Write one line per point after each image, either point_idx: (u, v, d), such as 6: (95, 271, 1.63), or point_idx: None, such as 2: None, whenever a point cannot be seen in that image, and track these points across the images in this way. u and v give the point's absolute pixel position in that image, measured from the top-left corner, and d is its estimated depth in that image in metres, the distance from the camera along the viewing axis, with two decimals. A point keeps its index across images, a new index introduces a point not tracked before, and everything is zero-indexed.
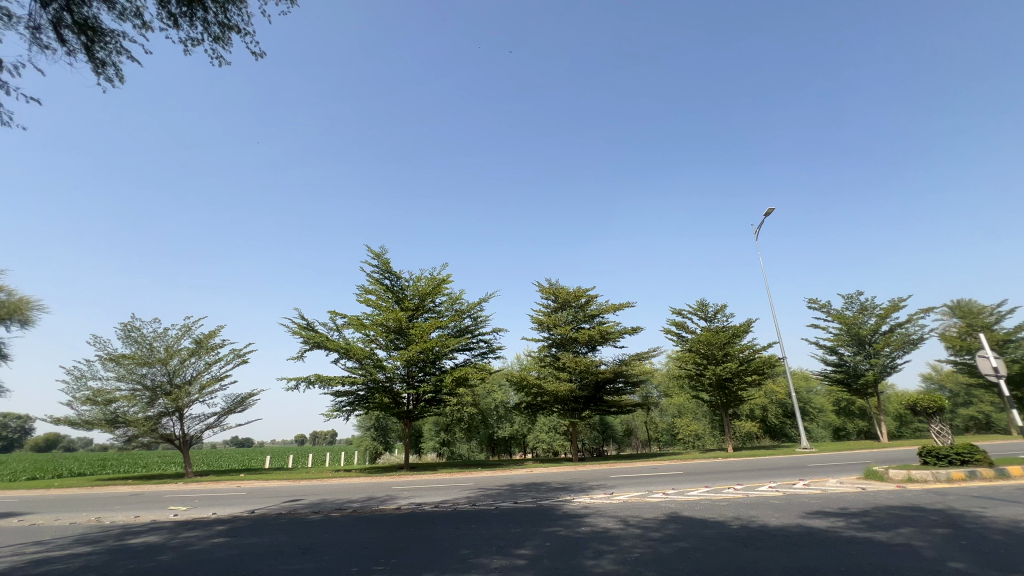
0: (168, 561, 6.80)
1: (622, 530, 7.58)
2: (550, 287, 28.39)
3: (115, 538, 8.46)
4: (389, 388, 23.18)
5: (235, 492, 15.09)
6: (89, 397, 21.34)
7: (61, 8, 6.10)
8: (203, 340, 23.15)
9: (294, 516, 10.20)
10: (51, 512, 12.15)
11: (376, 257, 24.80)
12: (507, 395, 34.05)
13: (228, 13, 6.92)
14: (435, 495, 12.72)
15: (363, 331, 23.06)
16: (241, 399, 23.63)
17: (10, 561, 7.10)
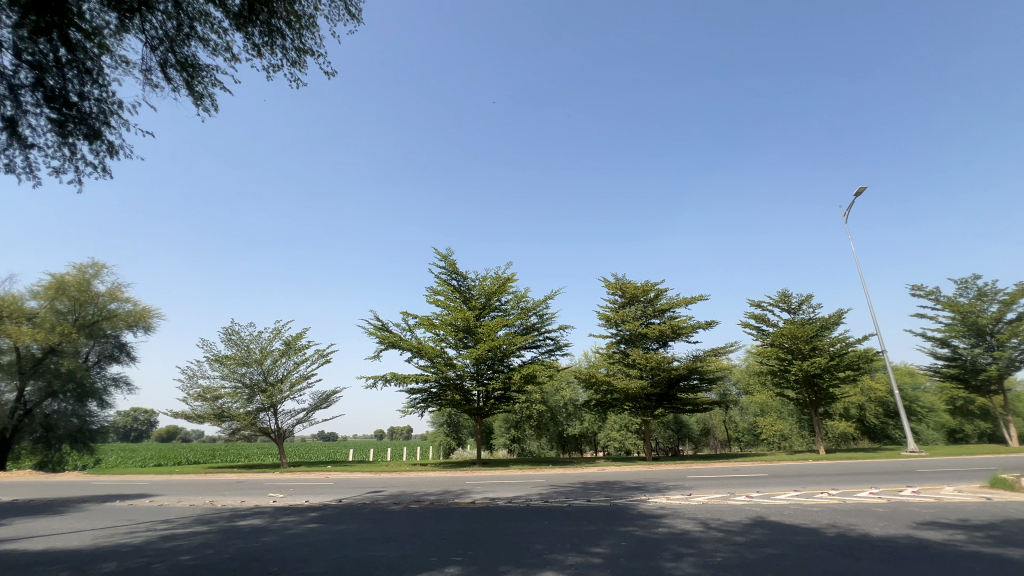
0: (270, 542, 7.50)
1: (702, 533, 7.27)
2: (617, 282, 27.73)
3: (226, 520, 9.46)
4: (460, 386, 23.82)
5: (324, 483, 16.29)
6: (200, 393, 23.94)
7: (165, 52, 6.91)
8: (291, 341, 25.15)
9: (377, 506, 10.80)
10: (174, 495, 13.81)
11: (444, 259, 25.62)
12: (576, 393, 33.78)
13: (303, 38, 7.46)
14: (507, 491, 12.90)
15: (434, 330, 23.91)
16: (326, 396, 25.39)
17: (146, 536, 8.19)
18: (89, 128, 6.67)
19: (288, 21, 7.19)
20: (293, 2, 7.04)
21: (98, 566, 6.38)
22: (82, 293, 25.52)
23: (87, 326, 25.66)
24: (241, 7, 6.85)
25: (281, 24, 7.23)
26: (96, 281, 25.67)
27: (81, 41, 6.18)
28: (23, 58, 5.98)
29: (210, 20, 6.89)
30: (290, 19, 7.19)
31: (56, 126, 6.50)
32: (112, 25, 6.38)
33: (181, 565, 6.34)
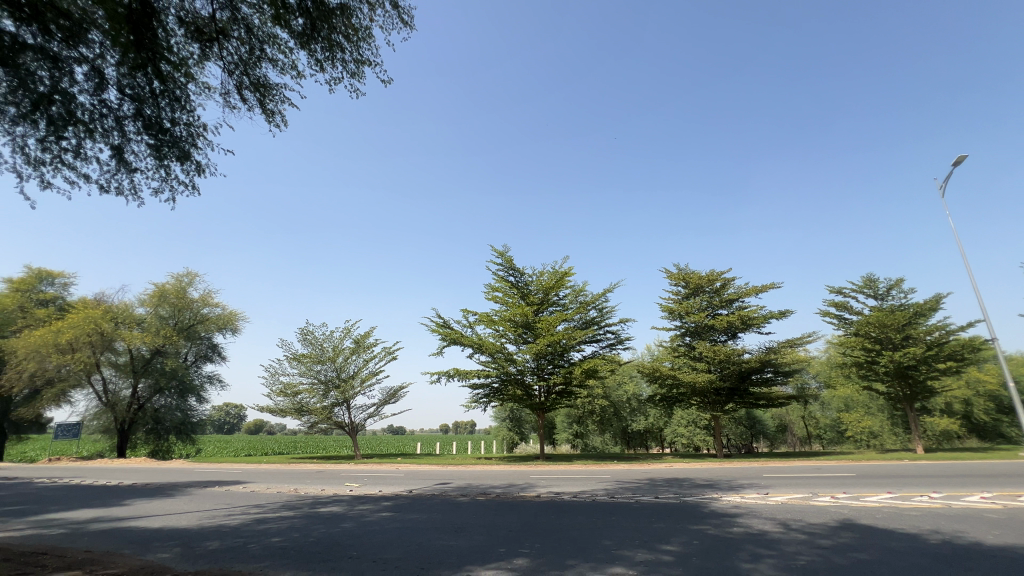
0: (349, 528, 7.98)
1: (782, 534, 6.85)
2: (680, 273, 26.71)
3: (309, 506, 10.18)
4: (521, 380, 24.02)
5: (395, 474, 17.06)
6: (282, 389, 25.82)
7: (241, 75, 7.48)
8: (360, 339, 26.49)
9: (446, 497, 11.17)
10: (263, 483, 15.05)
11: (500, 256, 25.83)
12: (639, 387, 32.97)
13: (361, 49, 7.80)
14: (572, 485, 12.87)
15: (494, 327, 24.23)
16: (394, 391, 26.51)
17: (242, 519, 9.00)
18: (180, 150, 7.36)
19: (346, 35, 7.55)
20: (350, 16, 7.39)
21: (203, 544, 7.09)
22: (179, 299, 28.31)
23: (185, 329, 28.50)
24: (304, 26, 7.28)
25: (341, 39, 7.60)
26: (190, 288, 28.38)
27: (171, 73, 6.84)
28: (125, 92, 6.74)
29: (278, 42, 7.38)
30: (348, 33, 7.55)
31: (154, 151, 7.23)
32: (195, 56, 7.02)
33: (271, 546, 6.90)
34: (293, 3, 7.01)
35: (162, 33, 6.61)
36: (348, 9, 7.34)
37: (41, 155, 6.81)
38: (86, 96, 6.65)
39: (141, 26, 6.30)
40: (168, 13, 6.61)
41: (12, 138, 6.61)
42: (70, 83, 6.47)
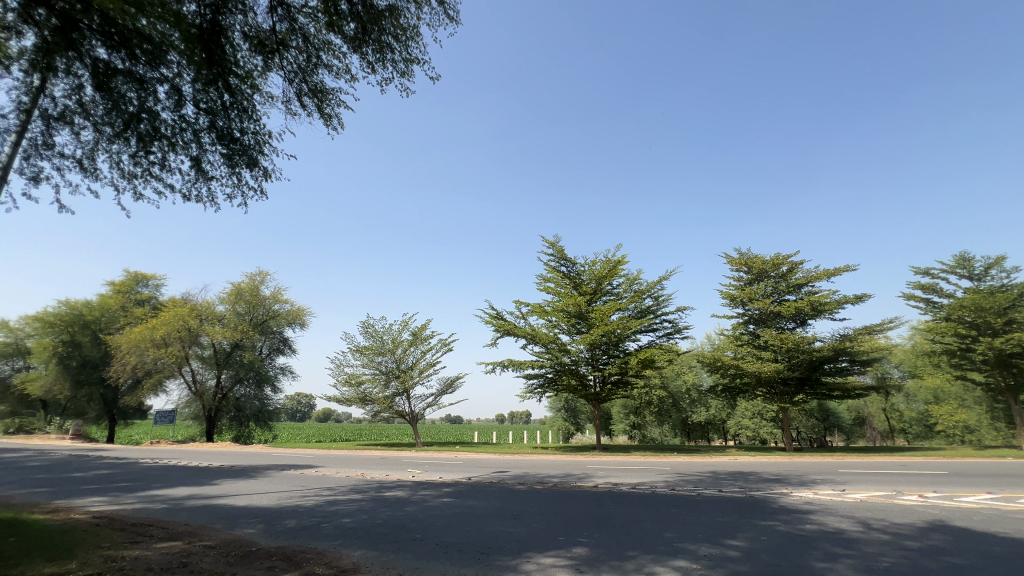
0: (413, 512, 8.34)
1: (862, 534, 6.39)
2: (742, 257, 25.39)
3: (376, 490, 10.73)
4: (576, 371, 23.86)
5: (455, 462, 17.56)
6: (347, 380, 27.22)
7: (301, 82, 7.85)
8: (418, 331, 27.38)
9: (504, 485, 11.38)
10: (333, 467, 16.01)
11: (551, 246, 25.71)
12: (699, 377, 31.85)
13: (409, 48, 7.96)
14: (631, 477, 12.67)
15: (547, 317, 24.21)
16: (451, 381, 27.23)
17: (316, 500, 9.65)
18: (249, 157, 7.86)
19: (396, 35, 7.74)
20: (399, 17, 7.58)
21: (283, 522, 7.68)
22: (253, 296, 30.47)
23: (259, 324, 30.77)
24: (356, 30, 7.52)
25: (391, 40, 7.80)
26: (263, 286, 30.47)
27: (239, 86, 7.29)
28: (201, 107, 7.29)
29: (332, 48, 7.70)
30: (397, 33, 7.73)
31: (226, 159, 7.77)
32: (259, 68, 7.46)
33: (342, 526, 7.34)
34: (345, 9, 7.28)
35: (230, 49, 7.08)
36: (396, 10, 7.54)
37: (133, 169, 7.53)
38: (168, 113, 7.26)
39: (212, 44, 6.78)
40: (234, 30, 7.08)
41: (111, 156, 7.37)
42: (153, 102, 7.06)
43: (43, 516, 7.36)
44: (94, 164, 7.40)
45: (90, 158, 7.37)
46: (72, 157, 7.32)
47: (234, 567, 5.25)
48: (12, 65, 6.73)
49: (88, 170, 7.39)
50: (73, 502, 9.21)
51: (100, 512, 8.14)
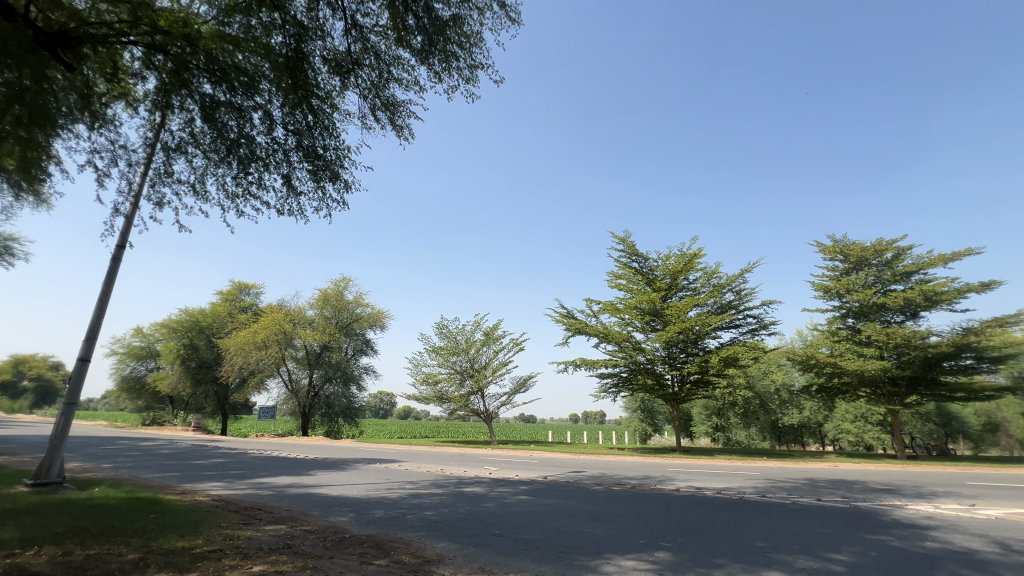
0: (491, 508, 8.51)
1: (999, 555, 5.55)
2: (836, 245, 23.18)
3: (456, 486, 11.07)
4: (652, 370, 23.04)
5: (530, 460, 17.67)
6: (425, 379, 28.37)
7: (375, 98, 8.26)
8: (490, 331, 27.91)
9: (580, 485, 11.27)
10: (415, 462, 16.76)
11: (622, 242, 25.08)
12: (790, 376, 29.46)
13: (474, 54, 8.13)
14: (715, 481, 12.00)
15: (619, 315, 23.64)
16: (524, 380, 27.44)
17: (401, 492, 10.16)
18: (332, 171, 8.39)
19: (460, 43, 7.93)
20: (463, 25, 7.79)
21: (373, 512, 8.18)
22: (338, 301, 32.76)
23: (344, 327, 33.03)
24: (423, 42, 7.77)
25: (456, 48, 8.00)
26: (346, 291, 32.68)
27: (321, 106, 7.81)
28: (289, 128, 7.90)
29: (402, 63, 8.07)
30: (461, 41, 7.92)
31: (312, 175, 8.34)
32: (338, 88, 8.00)
33: (425, 518, 7.67)
34: (412, 24, 7.57)
35: (312, 74, 7.64)
36: (459, 19, 7.75)
37: (236, 190, 8.35)
38: (263, 138, 7.96)
39: (296, 70, 7.37)
40: (316, 55, 7.63)
41: (218, 180, 8.24)
42: (250, 128, 7.77)
43: (174, 497, 8.42)
44: (204, 188, 8.31)
45: (201, 182, 8.28)
46: (187, 183, 8.27)
47: (331, 551, 5.67)
48: (138, 106, 7.74)
49: (199, 193, 8.32)
50: (196, 486, 10.47)
51: (218, 496, 9.17)
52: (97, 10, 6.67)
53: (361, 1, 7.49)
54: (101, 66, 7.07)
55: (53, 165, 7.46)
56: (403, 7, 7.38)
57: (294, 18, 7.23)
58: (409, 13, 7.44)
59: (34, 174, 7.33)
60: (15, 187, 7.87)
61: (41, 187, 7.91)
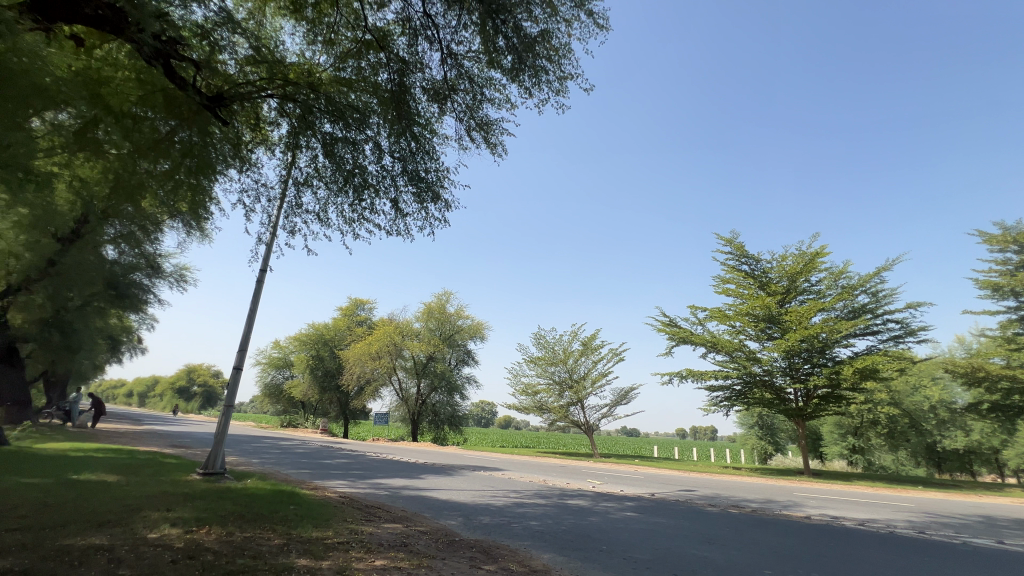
0: (596, 522, 8.30)
1: None
2: (1006, 233, 19.29)
3: (559, 498, 10.97)
4: (770, 383, 20.92)
5: (635, 476, 16.94)
6: (524, 389, 28.68)
7: (470, 119, 8.63)
8: (588, 341, 27.49)
9: (692, 505, 10.54)
10: (517, 472, 16.95)
11: (728, 244, 23.36)
12: (949, 392, 24.87)
13: (562, 66, 8.22)
14: (855, 511, 10.45)
15: (729, 322, 21.89)
16: (625, 392, 26.54)
17: (505, 501, 10.34)
18: (434, 192, 8.81)
19: (549, 57, 8.07)
20: (551, 39, 7.92)
21: (479, 518, 8.42)
22: (441, 314, 34.67)
23: (447, 338, 34.77)
24: (513, 61, 7.95)
25: (545, 62, 8.13)
26: (448, 305, 34.47)
27: (422, 132, 8.38)
28: (395, 155, 8.45)
29: (494, 83, 8.40)
30: (550, 55, 8.06)
31: (416, 197, 8.80)
32: (436, 114, 8.55)
33: (530, 528, 7.69)
34: (502, 44, 7.81)
35: (414, 104, 8.28)
36: (547, 33, 7.89)
37: (352, 216, 9.22)
38: (373, 167, 8.70)
39: (400, 102, 8.05)
40: (416, 87, 8.27)
41: (338, 208, 9.18)
42: (363, 159, 8.48)
43: (309, 492, 9.44)
44: (327, 216, 9.30)
45: (324, 211, 9.30)
46: (313, 212, 9.33)
47: (443, 552, 5.94)
48: (275, 148, 8.95)
49: (323, 220, 9.33)
50: (326, 483, 11.63)
51: (344, 493, 10.11)
52: (243, 72, 7.84)
53: (455, 31, 7.97)
54: (247, 119, 8.36)
55: (213, 206, 8.84)
56: (493, 29, 7.67)
57: (397, 56, 8.05)
58: (499, 35, 7.70)
59: (200, 213, 8.70)
60: (188, 224, 9.52)
61: (205, 224, 9.45)
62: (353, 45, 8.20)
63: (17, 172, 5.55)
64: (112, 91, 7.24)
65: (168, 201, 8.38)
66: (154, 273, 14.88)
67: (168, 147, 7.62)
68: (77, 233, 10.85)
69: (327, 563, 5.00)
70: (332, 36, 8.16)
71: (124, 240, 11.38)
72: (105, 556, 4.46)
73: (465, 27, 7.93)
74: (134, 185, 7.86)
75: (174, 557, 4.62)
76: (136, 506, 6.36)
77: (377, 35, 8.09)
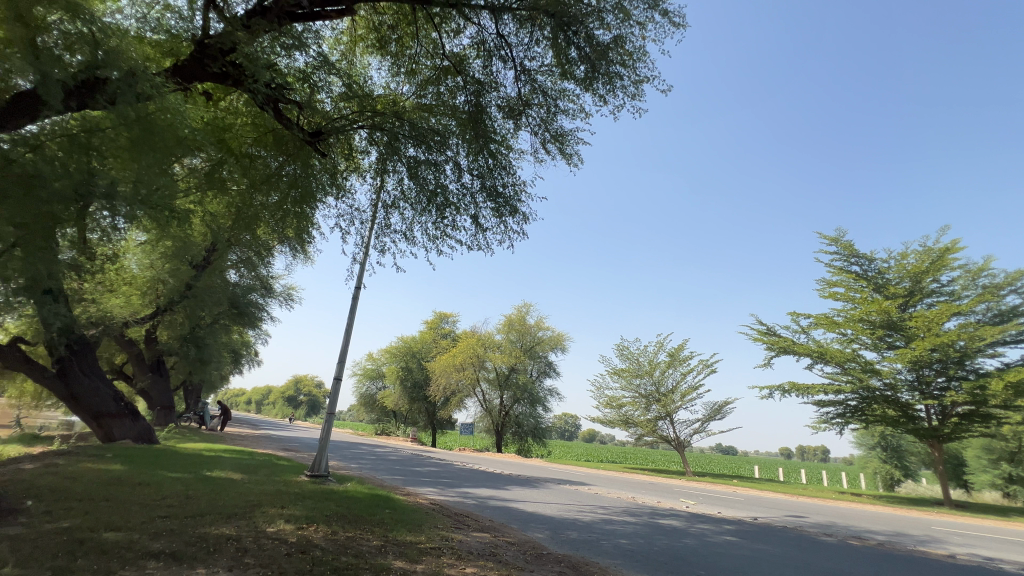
0: (692, 545, 7.77)
1: None
2: None
3: (650, 517, 10.45)
4: (894, 399, 18.41)
5: (735, 497, 15.67)
6: (608, 402, 27.88)
7: (545, 132, 8.69)
8: (675, 352, 26.15)
9: (803, 533, 9.49)
10: (605, 487, 16.45)
11: (834, 243, 21.16)
12: None
13: (638, 69, 8.03)
14: (1017, 553, 8.73)
15: (839, 330, 19.69)
16: (718, 407, 24.80)
17: (592, 517, 10.07)
18: (512, 206, 8.91)
19: (623, 62, 7.91)
20: (624, 44, 7.79)
21: (566, 532, 8.26)
22: (521, 325, 35.02)
23: (529, 350, 34.97)
24: (586, 70, 7.91)
25: (620, 68, 7.98)
26: (528, 317, 34.75)
27: (499, 149, 8.61)
28: (474, 173, 8.65)
29: (568, 94, 8.41)
30: (624, 60, 7.91)
31: (495, 212, 8.94)
32: (511, 130, 8.74)
33: (619, 546, 7.40)
34: (575, 55, 7.82)
35: (491, 123, 8.55)
36: (621, 39, 7.78)
37: (435, 233, 9.58)
38: (454, 185, 9.01)
39: (478, 122, 8.36)
40: (492, 106, 8.56)
41: (422, 226, 9.65)
42: (444, 179, 8.79)
43: (402, 498, 9.90)
44: (413, 235, 9.81)
45: (410, 230, 9.82)
46: (400, 232, 9.89)
47: (531, 564, 5.91)
48: (366, 175, 9.67)
49: (409, 239, 9.84)
50: (419, 490, 12.11)
51: (435, 500, 10.47)
52: (338, 108, 8.55)
53: (528, 48, 8.12)
54: (342, 149, 9.12)
55: (314, 230, 9.69)
56: (565, 41, 7.72)
57: (473, 78, 8.42)
58: (571, 46, 7.74)
59: (303, 237, 9.55)
60: (294, 248, 10.55)
61: (308, 247, 10.40)
62: (433, 73, 8.72)
63: (165, 211, 6.55)
64: (233, 135, 8.46)
65: (278, 229, 9.25)
66: (268, 293, 16.67)
67: (277, 180, 8.53)
68: (208, 260, 12.51)
69: (422, 566, 5.20)
70: (413, 66, 8.78)
71: (242, 265, 12.84)
72: (234, 544, 5.03)
73: (537, 42, 8.06)
74: (250, 217, 8.84)
75: (289, 550, 5.08)
76: (257, 502, 7.09)
77: (454, 61, 8.55)
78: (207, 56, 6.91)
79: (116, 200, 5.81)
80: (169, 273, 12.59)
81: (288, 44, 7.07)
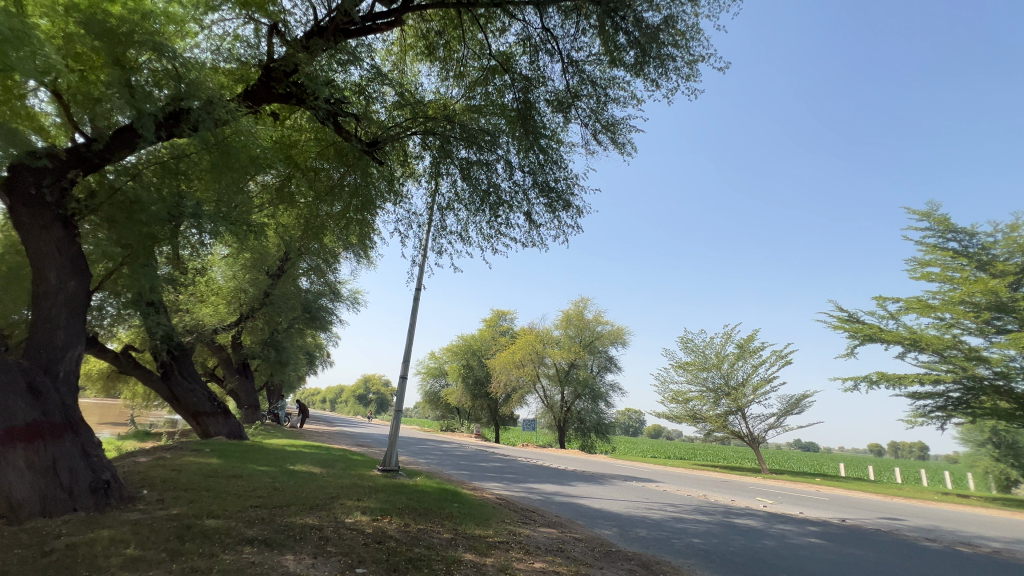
0: (773, 546, 7.33)
1: None
2: None
3: (724, 516, 9.99)
4: (1006, 389, 16.39)
5: (818, 497, 14.64)
6: (674, 397, 26.95)
7: (595, 123, 8.50)
8: (744, 343, 24.78)
9: (900, 537, 8.68)
10: (674, 484, 15.95)
11: (926, 218, 19.10)
12: None
13: (692, 48, 7.65)
14: None
15: (935, 314, 17.77)
16: (796, 400, 23.24)
17: (662, 514, 9.80)
18: (565, 201, 8.80)
19: (676, 43, 7.58)
20: (675, 24, 7.47)
21: (636, 530, 8.09)
22: (580, 320, 34.73)
23: (588, 345, 34.55)
24: (636, 56, 7.63)
25: (672, 49, 7.66)
26: (586, 311, 34.39)
27: (549, 144, 8.55)
28: (526, 169, 8.61)
29: (618, 82, 8.19)
30: (677, 40, 7.57)
31: (548, 207, 8.86)
32: (561, 123, 8.63)
33: (692, 545, 7.14)
34: (623, 41, 7.57)
35: (540, 118, 8.52)
36: (672, 19, 7.46)
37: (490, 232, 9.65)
38: (506, 184, 9.04)
39: (527, 118, 8.36)
40: (541, 101, 8.51)
41: (477, 226, 9.77)
42: (496, 178, 8.82)
43: (470, 492, 10.14)
44: (468, 235, 9.95)
45: (466, 230, 9.97)
46: (456, 233, 10.07)
47: (600, 561, 5.84)
48: (421, 179, 9.92)
49: (464, 239, 10.00)
50: (485, 485, 12.35)
51: (501, 495, 10.63)
52: (392, 116, 8.82)
53: (574, 39, 7.99)
54: (398, 156, 9.39)
55: (375, 236, 10.11)
56: (613, 28, 7.50)
57: (520, 75, 8.44)
58: (620, 32, 7.51)
59: (366, 243, 9.99)
60: (358, 254, 11.10)
61: (370, 252, 10.88)
62: (480, 74, 8.80)
63: (243, 226, 7.08)
64: (299, 150, 9.03)
65: (343, 237, 9.72)
66: (336, 297, 17.64)
67: (340, 191, 8.95)
68: (282, 268, 13.89)
69: (491, 560, 5.29)
70: (461, 69, 8.92)
71: (313, 271, 13.60)
72: (317, 533, 5.40)
73: (584, 32, 7.91)
74: (317, 226, 9.36)
75: (366, 540, 5.37)
76: (335, 495, 7.54)
77: (501, 60, 8.60)
78: (273, 79, 7.41)
79: (202, 218, 6.31)
80: (249, 282, 13.71)
81: (343, 59, 7.40)
